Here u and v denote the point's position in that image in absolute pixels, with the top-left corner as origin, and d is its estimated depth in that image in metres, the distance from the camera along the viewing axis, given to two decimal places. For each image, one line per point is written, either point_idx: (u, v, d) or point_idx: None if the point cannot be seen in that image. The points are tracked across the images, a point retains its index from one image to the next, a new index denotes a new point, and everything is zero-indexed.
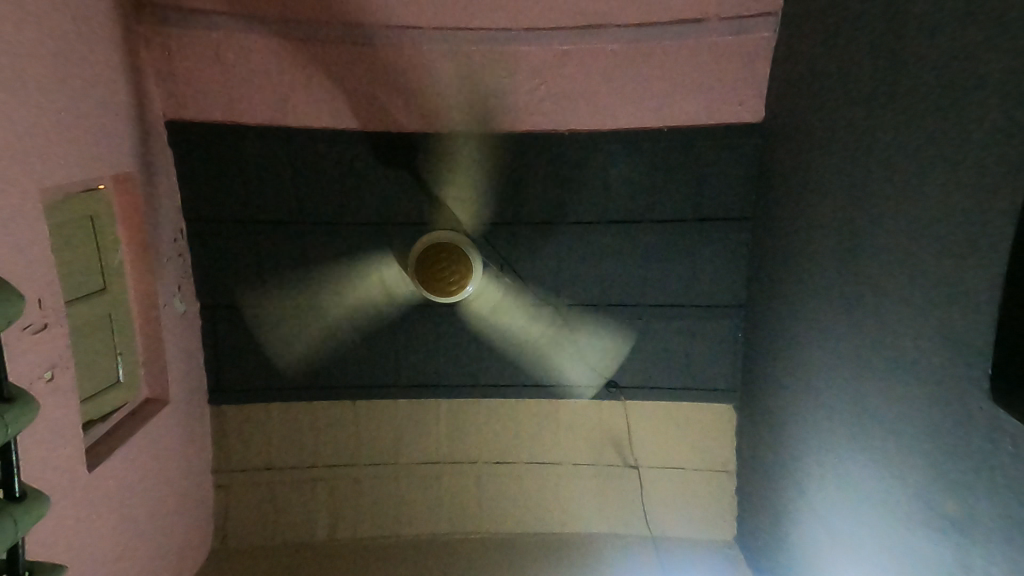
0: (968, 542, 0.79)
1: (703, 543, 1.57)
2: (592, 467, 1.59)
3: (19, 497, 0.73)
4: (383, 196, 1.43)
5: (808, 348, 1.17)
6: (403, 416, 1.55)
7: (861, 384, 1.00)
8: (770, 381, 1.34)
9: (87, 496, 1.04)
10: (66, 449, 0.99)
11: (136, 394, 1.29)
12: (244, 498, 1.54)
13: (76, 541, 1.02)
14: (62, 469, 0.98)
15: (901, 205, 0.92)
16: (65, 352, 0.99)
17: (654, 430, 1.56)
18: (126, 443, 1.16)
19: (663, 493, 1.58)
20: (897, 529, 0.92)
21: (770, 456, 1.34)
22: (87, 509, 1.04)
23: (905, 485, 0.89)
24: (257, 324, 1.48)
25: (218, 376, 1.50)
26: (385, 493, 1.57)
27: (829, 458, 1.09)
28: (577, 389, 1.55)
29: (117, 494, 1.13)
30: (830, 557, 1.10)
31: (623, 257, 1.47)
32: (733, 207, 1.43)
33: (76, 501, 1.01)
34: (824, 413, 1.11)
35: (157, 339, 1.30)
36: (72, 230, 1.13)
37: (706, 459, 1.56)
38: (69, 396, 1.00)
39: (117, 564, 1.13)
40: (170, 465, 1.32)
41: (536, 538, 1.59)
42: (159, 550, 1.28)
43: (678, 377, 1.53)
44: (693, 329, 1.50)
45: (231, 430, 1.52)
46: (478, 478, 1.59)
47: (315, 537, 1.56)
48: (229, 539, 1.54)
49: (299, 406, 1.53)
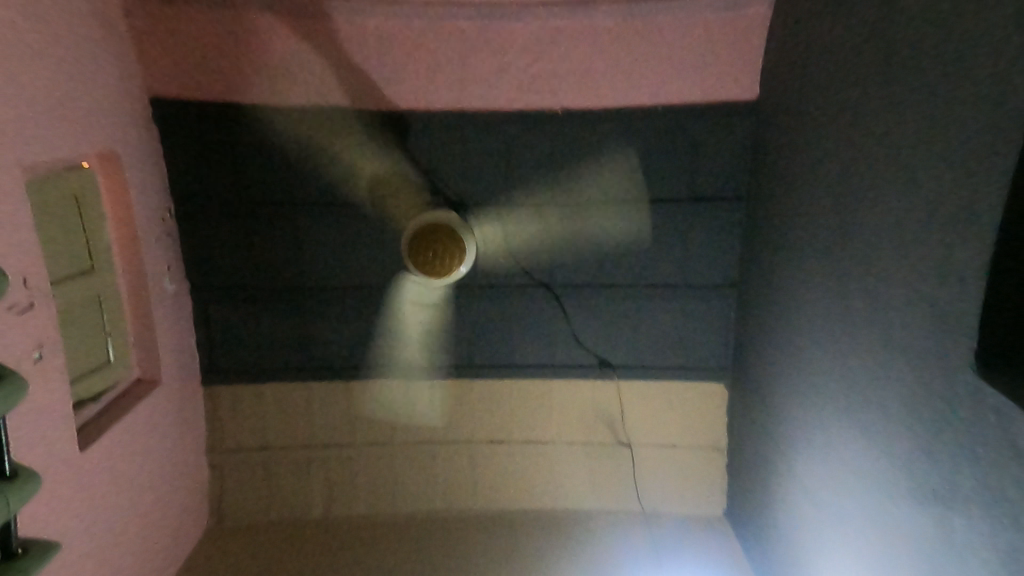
0: (950, 513, 0.81)
1: (692, 519, 1.60)
2: (584, 446, 1.60)
3: (11, 476, 0.73)
4: (375, 176, 1.42)
5: (798, 327, 1.18)
6: (397, 396, 1.56)
7: (850, 360, 1.01)
8: (761, 360, 1.36)
9: (79, 475, 1.05)
10: (57, 429, 0.99)
11: (128, 374, 1.29)
12: (238, 477, 1.55)
13: (69, 520, 1.02)
14: (53, 449, 0.98)
15: (894, 184, 0.91)
16: (52, 332, 0.98)
17: (646, 409, 1.58)
18: (117, 424, 1.16)
19: (656, 470, 1.60)
20: (884, 502, 0.93)
21: (761, 435, 1.36)
22: (79, 488, 1.04)
23: (891, 459, 0.91)
24: (249, 306, 1.47)
25: (211, 357, 1.50)
26: (380, 472, 1.59)
27: (817, 433, 1.11)
28: (570, 370, 1.56)
29: (110, 473, 1.13)
30: (818, 532, 1.12)
31: (617, 238, 1.47)
32: (727, 187, 1.42)
33: (67, 479, 1.01)
34: (813, 391, 1.12)
35: (147, 319, 1.29)
36: (55, 209, 1.11)
37: (697, 437, 1.58)
38: (59, 377, 1.00)
39: (110, 543, 1.13)
40: (163, 446, 1.33)
41: (530, 515, 1.62)
42: (152, 528, 1.29)
43: (670, 357, 1.55)
44: (686, 310, 1.51)
45: (225, 410, 1.52)
46: (472, 457, 1.60)
47: (310, 515, 1.58)
48: (224, 516, 1.55)
49: (292, 387, 1.53)
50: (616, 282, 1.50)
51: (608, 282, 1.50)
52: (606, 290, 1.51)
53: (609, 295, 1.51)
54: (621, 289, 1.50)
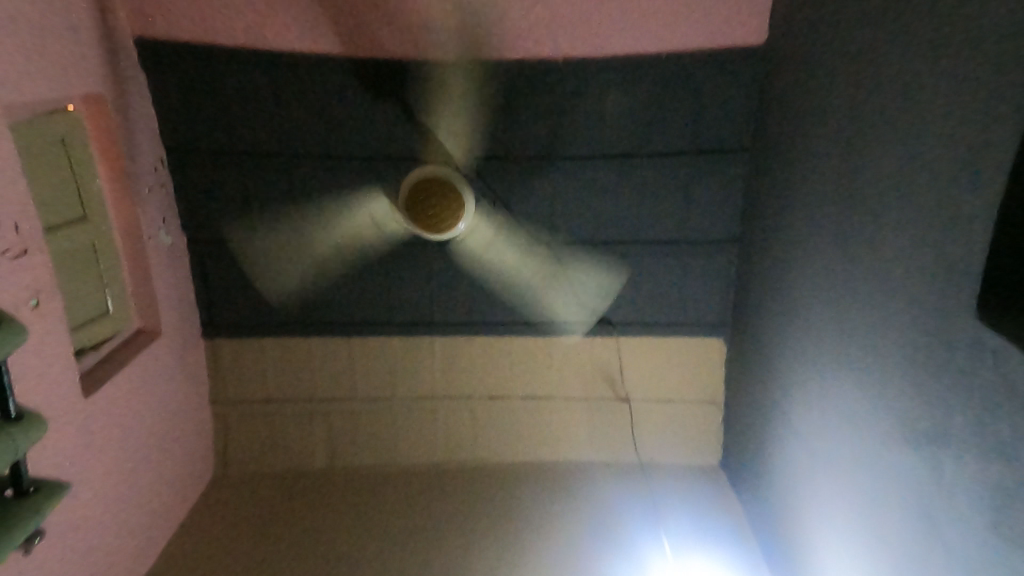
0: (941, 456, 0.82)
1: (689, 470, 1.64)
2: (583, 400, 1.63)
3: (17, 417, 0.74)
4: (371, 127, 1.38)
5: (799, 280, 1.18)
6: (397, 351, 1.57)
7: (851, 310, 1.01)
8: (761, 314, 1.36)
9: (84, 421, 1.06)
10: (59, 375, 1.00)
11: (128, 324, 1.30)
12: (242, 428, 1.58)
13: (74, 463, 1.04)
14: (56, 395, 0.99)
15: (899, 128, 0.89)
16: (48, 279, 0.98)
17: (645, 363, 1.59)
18: (119, 372, 1.17)
19: (653, 423, 1.63)
20: (878, 448, 0.95)
21: (760, 388, 1.37)
22: (83, 433, 1.06)
23: (887, 406, 0.92)
24: (246, 259, 1.47)
25: (211, 310, 1.50)
26: (383, 425, 1.62)
27: (815, 384, 1.12)
28: (570, 327, 1.57)
29: (114, 420, 1.15)
30: (811, 478, 1.15)
31: (618, 192, 1.45)
32: (731, 139, 1.39)
33: (70, 426, 1.03)
34: (812, 343, 1.13)
35: (144, 270, 1.29)
36: (44, 156, 1.09)
37: (695, 392, 1.60)
38: (59, 324, 1.00)
39: (115, 487, 1.16)
40: (166, 395, 1.34)
41: (530, 467, 1.66)
42: (158, 474, 1.32)
43: (669, 312, 1.55)
44: (686, 266, 1.50)
45: (227, 363, 1.54)
46: (472, 412, 1.63)
47: (314, 465, 1.62)
48: (229, 464, 1.60)
49: (292, 342, 1.54)
50: (616, 237, 1.48)
51: (609, 238, 1.48)
52: (606, 246, 1.49)
53: (610, 251, 1.50)
54: (623, 245, 1.49)
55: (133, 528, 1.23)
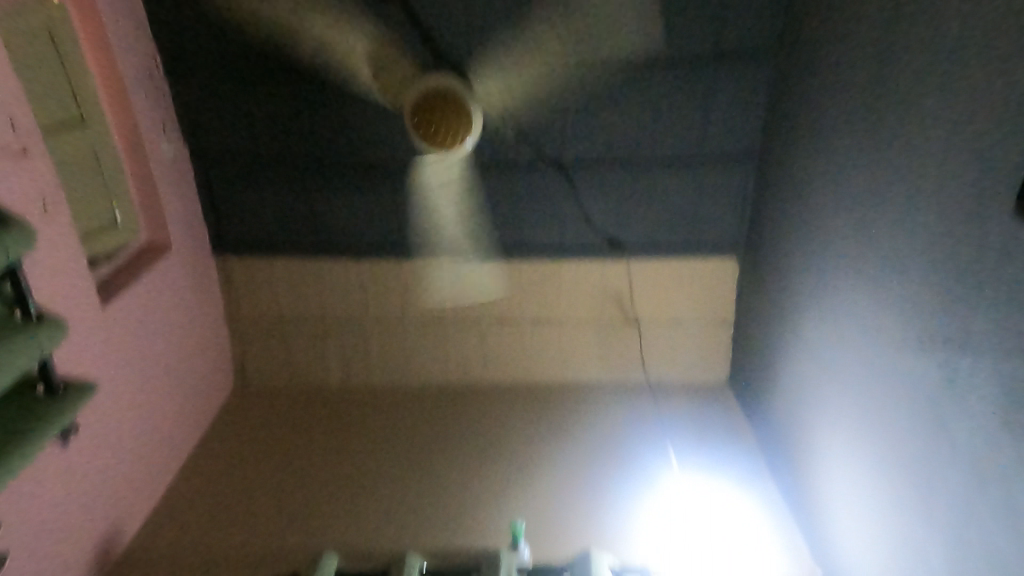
0: (957, 358, 0.80)
1: (696, 388, 1.67)
2: (593, 323, 1.64)
3: (38, 318, 0.75)
4: (372, 32, 1.33)
5: (818, 193, 1.15)
6: (407, 273, 1.57)
7: (872, 218, 0.98)
8: (778, 231, 1.33)
9: (103, 330, 1.08)
10: (75, 281, 1.01)
11: (138, 237, 1.30)
12: (258, 346, 1.62)
13: (97, 369, 1.07)
14: (73, 301, 1.01)
15: (935, 15, 0.83)
16: (53, 184, 0.96)
17: (656, 285, 1.58)
18: (133, 284, 1.18)
19: (662, 345, 1.65)
20: (891, 355, 0.94)
21: (773, 305, 1.36)
22: (103, 341, 1.08)
23: (904, 312, 0.91)
24: (253, 176, 1.45)
25: (219, 227, 1.50)
26: (395, 345, 1.65)
27: (831, 297, 1.11)
28: (577, 250, 1.56)
29: (133, 330, 1.17)
30: (820, 390, 1.16)
31: (633, 104, 1.39)
32: (752, 44, 1.32)
33: (91, 333, 1.05)
34: (830, 256, 1.10)
35: (149, 179, 1.28)
36: (33, 54, 1.04)
37: (705, 312, 1.60)
38: (70, 230, 1.00)
39: (140, 394, 1.20)
40: (182, 310, 1.36)
41: (540, 386, 1.70)
42: (181, 386, 1.37)
43: (682, 232, 1.53)
44: (701, 184, 1.47)
45: (239, 282, 1.55)
46: (482, 334, 1.65)
47: (330, 383, 1.67)
48: (248, 381, 1.64)
49: (302, 263, 1.54)
50: (630, 153, 1.44)
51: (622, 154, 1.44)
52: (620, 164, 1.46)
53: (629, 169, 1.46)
54: (639, 163, 1.45)
55: (161, 434, 1.29)
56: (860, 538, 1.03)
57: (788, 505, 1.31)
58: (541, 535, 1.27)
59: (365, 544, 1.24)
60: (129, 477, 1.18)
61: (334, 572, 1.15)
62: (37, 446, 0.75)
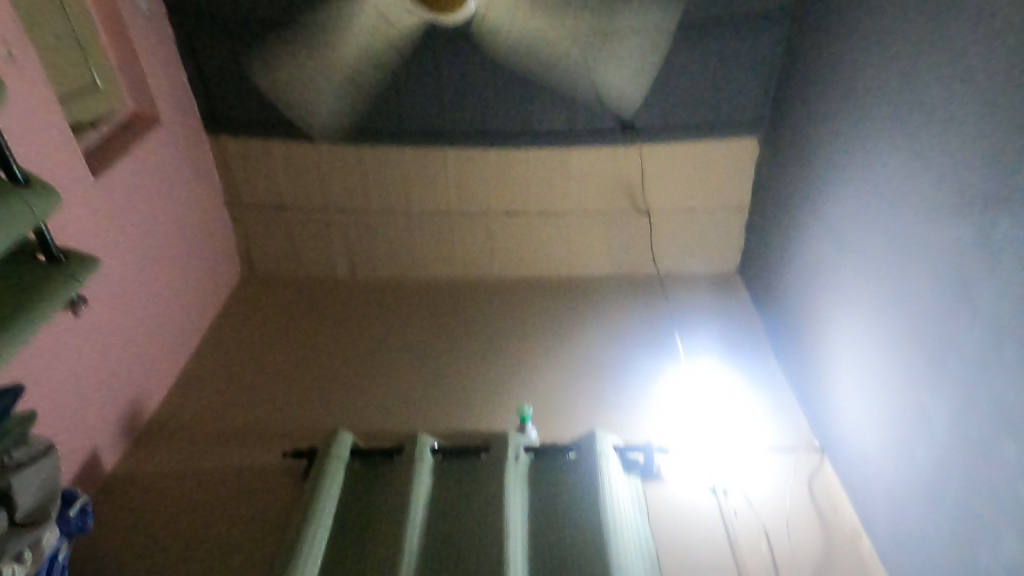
0: (993, 222, 0.75)
1: (704, 278, 1.66)
2: (602, 214, 1.59)
3: (26, 182, 0.72)
4: None
5: (857, 55, 1.05)
6: (408, 158, 1.50)
7: (915, 76, 0.89)
8: (807, 104, 1.24)
9: (99, 199, 1.06)
10: (60, 146, 0.97)
11: (123, 107, 1.24)
12: (262, 233, 1.60)
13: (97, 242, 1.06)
14: (63, 167, 0.97)
15: None
16: (20, 36, 0.89)
17: (671, 170, 1.51)
18: (125, 156, 1.14)
19: (673, 233, 1.61)
20: (915, 225, 0.89)
21: (793, 186, 1.30)
22: (100, 212, 1.06)
23: (936, 177, 0.84)
24: (237, 45, 1.35)
25: (210, 103, 1.42)
26: (399, 236, 1.62)
27: (856, 169, 1.04)
28: (589, 134, 1.47)
29: (130, 204, 1.15)
30: (834, 271, 1.13)
31: None
32: None
33: (87, 202, 1.03)
34: (862, 124, 1.02)
35: (127, 42, 1.19)
36: None
37: (719, 199, 1.55)
38: (47, 91, 0.94)
39: (147, 269, 1.20)
40: (180, 188, 1.33)
41: (547, 278, 1.69)
42: (187, 265, 1.36)
43: (702, 111, 1.44)
44: (724, 53, 1.36)
45: (236, 164, 1.50)
46: (487, 226, 1.61)
47: (336, 274, 1.66)
48: (255, 268, 1.65)
49: (297, 145, 1.47)
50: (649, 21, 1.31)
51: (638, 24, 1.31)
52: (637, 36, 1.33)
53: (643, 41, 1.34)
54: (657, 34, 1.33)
55: (174, 314, 1.31)
56: (863, 415, 1.04)
57: (792, 390, 1.33)
58: (548, 419, 1.32)
59: (377, 425, 1.29)
60: (146, 350, 1.21)
61: (351, 448, 1.19)
62: (48, 311, 0.75)
